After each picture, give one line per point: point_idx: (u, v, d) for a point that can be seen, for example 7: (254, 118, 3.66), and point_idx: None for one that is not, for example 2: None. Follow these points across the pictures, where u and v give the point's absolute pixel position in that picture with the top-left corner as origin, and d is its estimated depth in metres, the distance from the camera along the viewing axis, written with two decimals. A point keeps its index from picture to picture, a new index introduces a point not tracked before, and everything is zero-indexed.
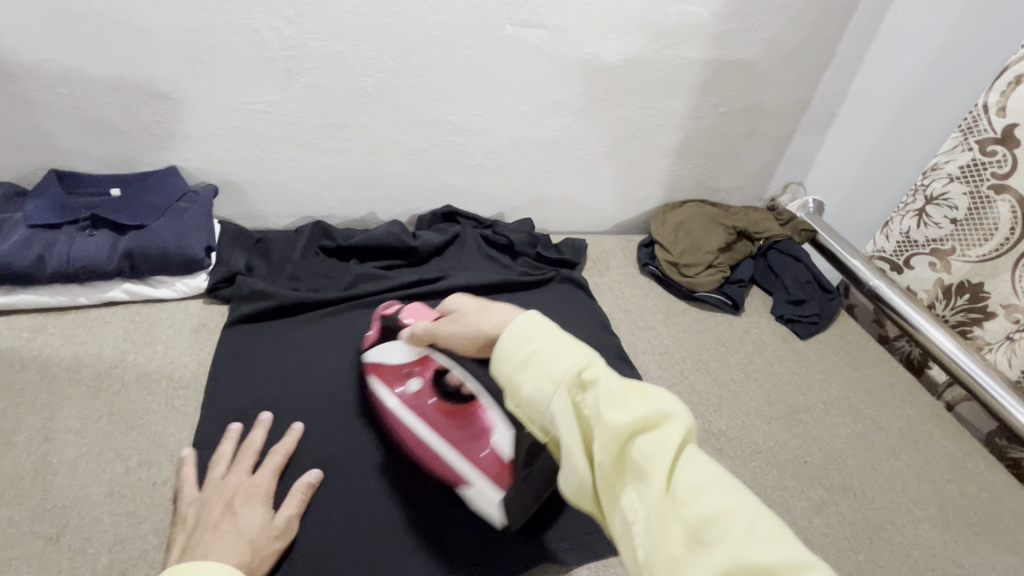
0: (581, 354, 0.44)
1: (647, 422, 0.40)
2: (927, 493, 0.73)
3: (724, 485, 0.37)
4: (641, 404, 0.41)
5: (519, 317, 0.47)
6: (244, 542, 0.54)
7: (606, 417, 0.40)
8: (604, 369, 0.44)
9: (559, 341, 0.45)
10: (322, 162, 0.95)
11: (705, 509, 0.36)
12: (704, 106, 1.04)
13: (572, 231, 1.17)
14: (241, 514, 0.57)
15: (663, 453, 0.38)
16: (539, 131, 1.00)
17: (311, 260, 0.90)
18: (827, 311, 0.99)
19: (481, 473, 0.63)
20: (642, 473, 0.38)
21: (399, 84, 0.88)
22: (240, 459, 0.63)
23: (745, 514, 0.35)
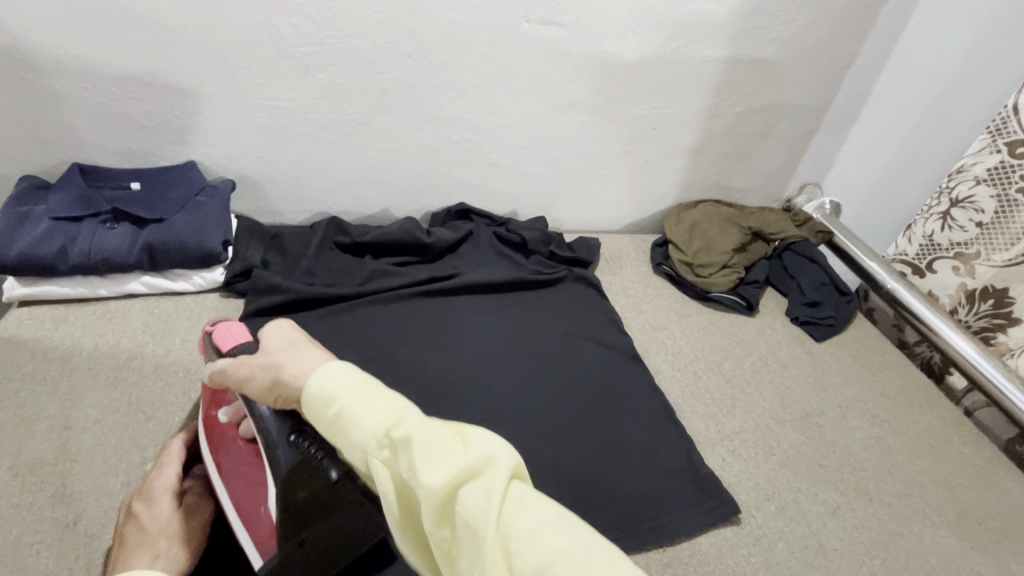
0: (391, 412, 0.45)
1: (466, 475, 0.42)
2: (945, 499, 0.72)
3: (543, 523, 0.41)
4: (462, 454, 0.43)
5: (325, 372, 0.48)
6: (150, 538, 0.54)
7: (425, 479, 0.42)
8: (414, 423, 0.45)
9: (369, 403, 0.46)
10: (337, 158, 0.95)
11: (536, 555, 0.39)
12: (721, 105, 1.03)
13: (585, 230, 1.17)
14: (145, 512, 0.56)
15: (485, 502, 0.41)
16: (555, 129, 0.99)
17: (326, 256, 0.91)
18: (844, 313, 0.98)
19: (252, 535, 0.56)
20: (471, 529, 0.41)
21: (416, 82, 0.89)
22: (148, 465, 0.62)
23: (569, 553, 0.39)
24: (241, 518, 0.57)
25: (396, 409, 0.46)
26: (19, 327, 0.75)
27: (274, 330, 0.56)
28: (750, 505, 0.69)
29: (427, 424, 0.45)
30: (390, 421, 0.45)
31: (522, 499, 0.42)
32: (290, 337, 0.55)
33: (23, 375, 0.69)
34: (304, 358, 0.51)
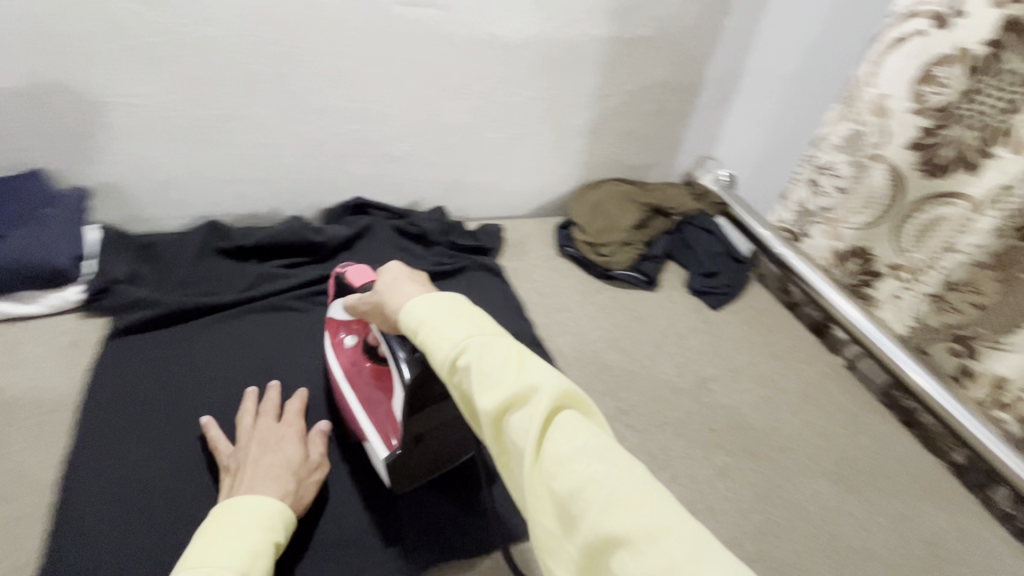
0: (460, 336, 0.44)
1: (513, 399, 0.39)
2: (824, 449, 0.77)
3: (591, 456, 0.36)
4: (513, 375, 0.40)
5: (415, 297, 0.49)
6: (288, 473, 0.60)
7: (477, 399, 0.40)
8: (478, 348, 0.43)
9: (441, 326, 0.45)
10: (211, 157, 0.88)
11: (574, 488, 0.35)
12: (611, 83, 1.03)
13: (494, 216, 1.16)
14: (279, 449, 0.62)
15: (529, 425, 0.38)
16: (445, 115, 0.97)
17: (207, 263, 0.85)
18: (738, 281, 1.02)
19: (379, 439, 0.66)
20: (519, 456, 0.38)
21: (286, 70, 0.83)
22: (263, 411, 0.68)
23: (609, 486, 0.34)
24: (368, 426, 0.67)
25: (459, 334, 0.44)
26: None
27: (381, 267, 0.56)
28: None
29: (485, 347, 0.42)
30: (452, 345, 0.43)
31: (577, 431, 0.37)
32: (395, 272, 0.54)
33: None
34: (400, 292, 0.51)
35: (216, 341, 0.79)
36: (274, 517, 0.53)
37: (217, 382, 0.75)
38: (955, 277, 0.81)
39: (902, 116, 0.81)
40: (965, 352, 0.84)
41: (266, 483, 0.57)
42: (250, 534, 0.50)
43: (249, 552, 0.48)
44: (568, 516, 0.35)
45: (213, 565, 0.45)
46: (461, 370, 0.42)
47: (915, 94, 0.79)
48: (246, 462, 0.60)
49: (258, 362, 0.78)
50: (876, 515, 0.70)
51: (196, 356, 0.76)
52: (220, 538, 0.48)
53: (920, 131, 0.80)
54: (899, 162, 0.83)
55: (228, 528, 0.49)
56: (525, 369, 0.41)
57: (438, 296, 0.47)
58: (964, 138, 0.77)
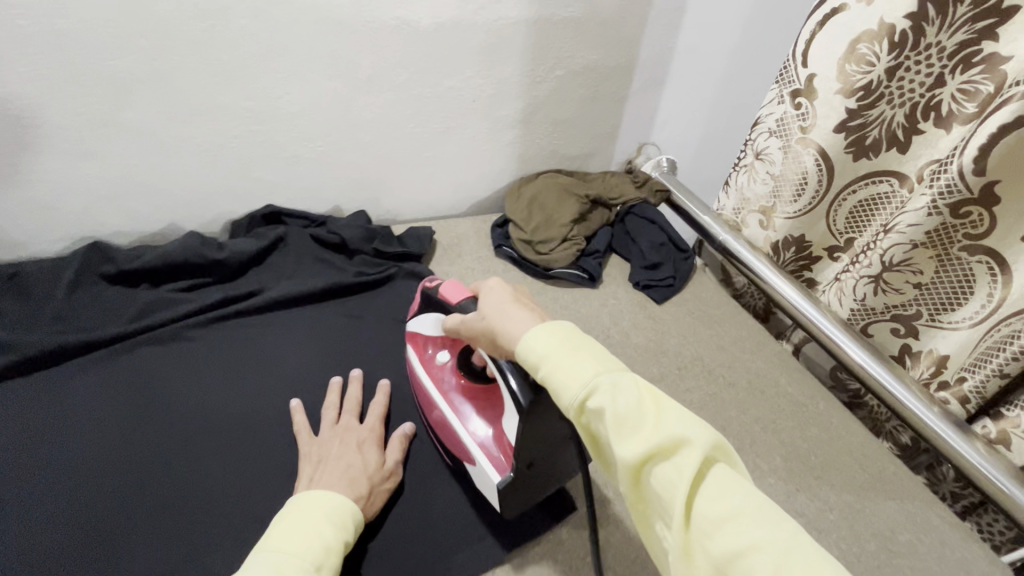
0: (588, 376, 0.43)
1: (657, 450, 0.40)
2: (773, 445, 0.74)
3: (749, 518, 0.36)
4: (654, 424, 0.41)
5: (533, 329, 0.49)
6: (362, 476, 0.63)
7: (617, 447, 0.41)
8: (609, 391, 0.42)
9: (567, 363, 0.45)
10: (84, 170, 0.77)
11: (730, 550, 0.35)
12: (541, 70, 0.96)
13: (427, 216, 1.08)
14: (361, 452, 0.67)
15: (676, 480, 0.38)
16: (359, 111, 0.87)
17: (86, 292, 0.75)
18: (682, 271, 0.99)
19: (487, 459, 0.64)
20: (664, 507, 0.39)
21: (163, 67, 0.72)
22: (346, 408, 0.72)
23: (770, 551, 0.34)
24: (476, 446, 0.65)
25: (589, 375, 0.44)
26: None
27: (488, 291, 0.57)
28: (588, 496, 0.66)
29: (620, 391, 0.42)
30: (583, 387, 0.43)
31: (729, 487, 0.38)
32: (501, 301, 0.54)
33: None
34: (512, 319, 0.51)
35: (95, 385, 0.71)
36: (346, 516, 0.57)
37: (94, 434, 0.67)
38: (893, 259, 0.78)
39: (829, 97, 0.78)
40: (907, 331, 0.83)
41: (338, 482, 0.61)
42: (325, 528, 0.54)
43: (321, 547, 0.52)
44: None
45: (290, 553, 0.50)
46: (591, 412, 0.43)
47: (841, 73, 0.76)
48: (325, 458, 0.65)
49: (145, 406, 0.70)
50: (825, 511, 0.68)
51: (71, 405, 0.69)
52: (300, 530, 0.53)
53: (847, 112, 0.77)
54: (828, 147, 0.81)
55: (308, 520, 0.54)
56: (661, 415, 0.41)
57: (559, 330, 0.47)
58: (887, 116, 0.76)
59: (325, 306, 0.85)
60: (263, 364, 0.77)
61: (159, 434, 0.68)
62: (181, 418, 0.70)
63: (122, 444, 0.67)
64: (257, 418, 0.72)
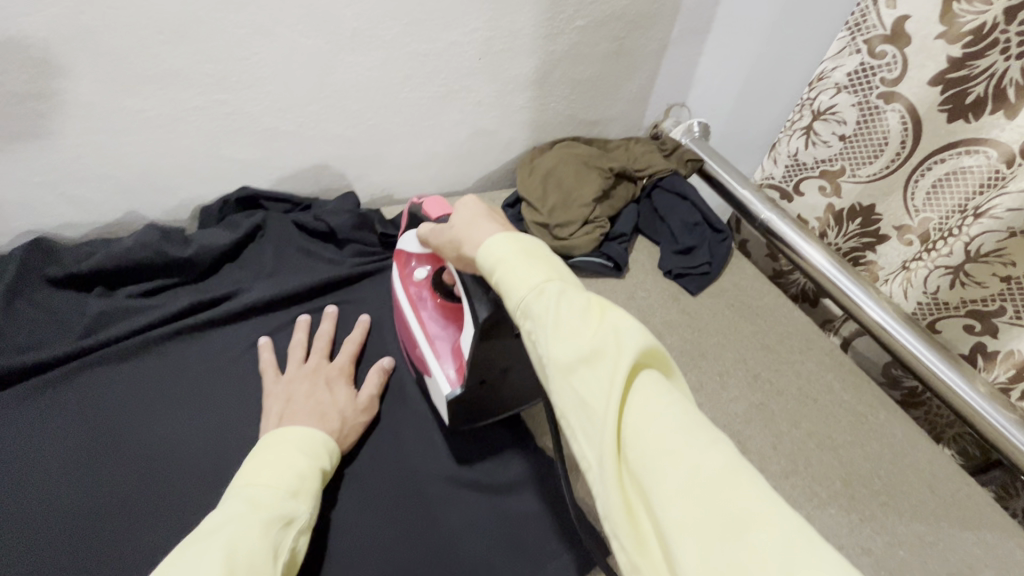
0: (540, 278, 0.39)
1: (594, 352, 0.36)
2: (831, 467, 0.65)
3: (677, 425, 0.33)
4: (594, 329, 0.37)
5: (497, 234, 0.44)
6: (334, 413, 0.61)
7: (551, 349, 0.37)
8: (553, 293, 0.39)
9: (519, 264, 0.41)
10: (19, 153, 0.64)
11: (652, 452, 0.32)
12: (558, 19, 0.81)
13: (426, 194, 0.95)
14: (331, 391, 0.64)
15: (607, 384, 0.34)
16: (341, 74, 0.73)
17: (31, 296, 0.64)
18: (718, 255, 0.86)
19: (441, 371, 0.61)
20: (588, 412, 0.35)
21: (93, 22, 0.58)
22: (315, 347, 0.69)
23: (696, 457, 0.31)
24: (435, 358, 0.63)
25: (539, 277, 0.39)
26: None
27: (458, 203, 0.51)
28: None
29: (565, 295, 0.38)
30: (530, 287, 0.39)
31: (658, 393, 0.35)
32: (473, 210, 0.49)
33: None
34: (474, 228, 0.47)
35: (33, 417, 0.59)
36: (318, 447, 0.55)
37: (32, 477, 0.56)
38: (980, 248, 0.66)
39: (927, 43, 0.66)
40: (983, 329, 0.72)
41: (309, 418, 0.58)
42: (297, 458, 0.51)
43: (295, 476, 0.50)
44: (644, 486, 0.32)
45: (266, 482, 0.47)
46: (532, 315, 0.39)
47: (946, 13, 0.64)
48: (293, 394, 0.62)
49: (96, 439, 0.59)
50: (895, 547, 0.59)
51: (2, 449, 0.57)
52: (269, 461, 0.50)
53: (948, 62, 0.65)
54: (919, 102, 0.69)
55: (273, 450, 0.51)
56: (603, 320, 0.38)
57: (513, 234, 0.44)
58: (999, 68, 0.62)
59: (312, 306, 0.74)
60: (244, 376, 0.67)
61: (113, 473, 0.57)
62: (142, 451, 0.59)
63: (70, 487, 0.56)
64: (234, 442, 0.61)
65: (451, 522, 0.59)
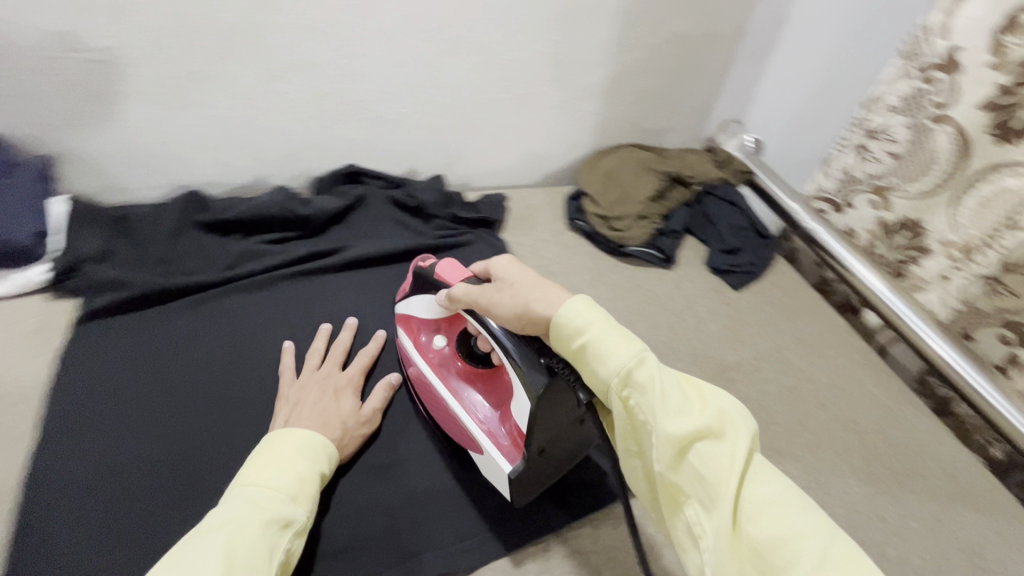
0: (636, 354, 0.46)
1: (706, 431, 0.44)
2: (854, 447, 0.71)
3: (785, 503, 0.41)
4: (702, 411, 0.45)
5: (575, 300, 0.50)
6: (336, 422, 0.62)
7: (665, 424, 0.44)
8: (656, 370, 0.46)
9: (616, 337, 0.48)
10: (186, 119, 0.79)
11: (769, 529, 0.40)
12: (631, 37, 0.92)
13: (497, 185, 1.06)
14: (337, 400, 0.65)
15: (723, 464, 0.42)
16: (443, 73, 0.86)
17: (185, 238, 0.79)
18: (762, 257, 0.94)
19: (494, 444, 0.59)
20: (705, 484, 0.43)
21: (262, 20, 0.73)
22: (330, 355, 0.71)
23: (808, 536, 0.39)
24: (482, 430, 0.60)
25: (639, 353, 0.47)
26: None
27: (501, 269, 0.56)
28: None
29: (666, 375, 0.46)
30: (635, 359, 0.46)
31: (763, 473, 0.43)
32: (532, 275, 0.54)
33: None
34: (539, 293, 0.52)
35: (103, 386, 0.65)
36: (319, 450, 0.56)
37: (104, 438, 0.60)
38: (1013, 258, 0.73)
39: (976, 71, 0.72)
40: (1016, 339, 0.77)
41: (313, 423, 0.60)
42: (298, 462, 0.53)
43: (295, 479, 0.51)
44: (765, 560, 0.39)
45: (268, 484, 0.49)
46: (636, 388, 0.46)
47: (996, 45, 0.70)
48: (301, 400, 0.64)
49: (126, 411, 0.63)
50: (908, 519, 0.65)
51: (161, 351, 0.69)
52: (272, 463, 0.51)
53: (994, 88, 0.71)
54: (967, 124, 0.75)
55: (277, 455, 0.53)
56: (704, 403, 0.46)
57: (593, 300, 0.50)
58: None
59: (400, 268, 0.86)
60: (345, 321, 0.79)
61: (144, 442, 0.61)
62: (204, 408, 0.65)
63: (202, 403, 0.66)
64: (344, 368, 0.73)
65: (436, 476, 0.66)
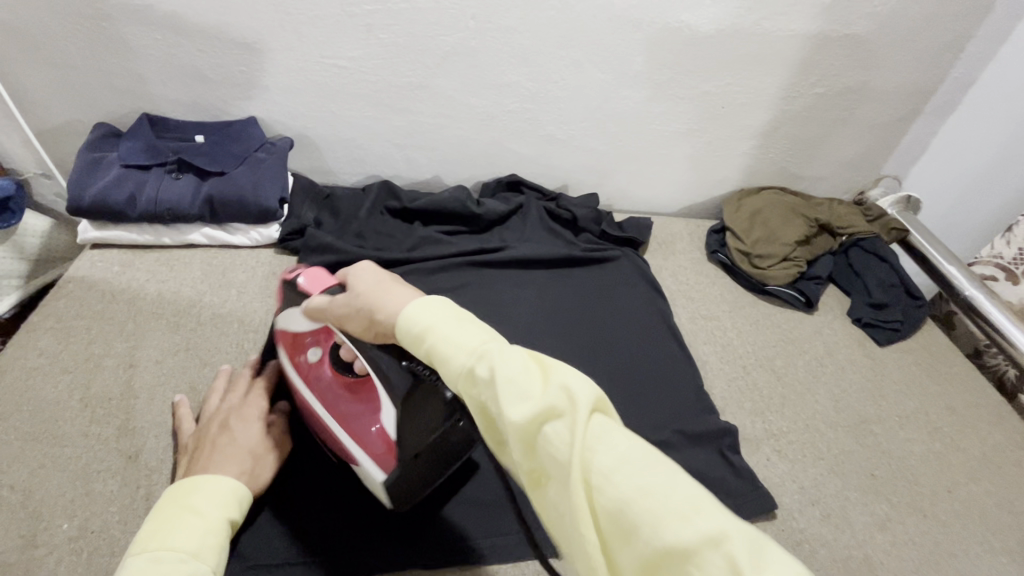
0: (475, 342, 0.38)
1: (545, 409, 0.35)
2: (1009, 526, 0.68)
3: (637, 462, 0.32)
4: (542, 386, 0.35)
5: (414, 304, 0.42)
6: (244, 454, 0.57)
7: (505, 413, 0.35)
8: (497, 354, 0.37)
9: (455, 328, 0.40)
10: (395, 122, 0.93)
11: (620, 498, 0.31)
12: (800, 85, 0.95)
13: (639, 209, 1.12)
14: (236, 430, 0.59)
15: (566, 441, 0.33)
16: (616, 103, 0.94)
17: (377, 219, 0.91)
18: (913, 318, 0.91)
19: (368, 455, 0.58)
20: (555, 468, 0.34)
21: (478, 45, 0.85)
22: (228, 392, 0.65)
23: (660, 495, 0.30)
24: (355, 441, 0.59)
25: (475, 341, 0.38)
26: (91, 268, 0.79)
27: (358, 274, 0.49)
28: (792, 507, 0.67)
29: (503, 353, 0.37)
30: (471, 352, 0.38)
31: (614, 433, 0.33)
32: (377, 278, 0.48)
33: (95, 314, 0.73)
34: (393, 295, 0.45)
35: None
36: (228, 498, 0.50)
37: None
38: None
39: None
40: None
41: (217, 462, 0.55)
42: (202, 513, 0.47)
43: (200, 534, 0.45)
44: (627, 537, 0.30)
45: (164, 545, 0.43)
46: (480, 380, 0.37)
47: None
48: (198, 445, 0.58)
49: None
50: None
51: None
52: (175, 517, 0.46)
53: None
54: None
55: (177, 506, 0.47)
56: (547, 375, 0.36)
57: (439, 298, 0.42)
58: None
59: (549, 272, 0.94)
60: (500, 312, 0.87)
61: None
62: None
63: None
64: None
65: None
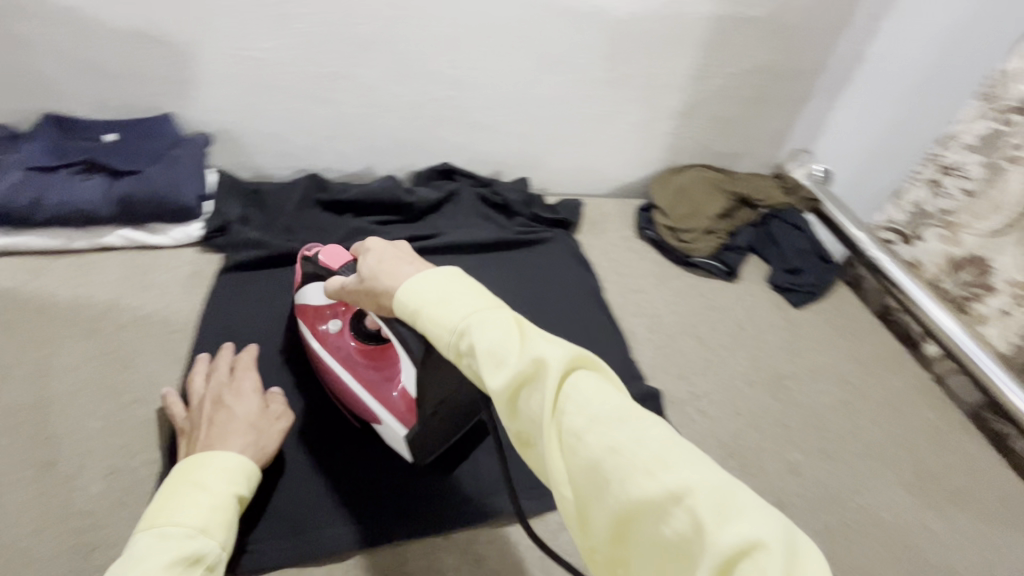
0: (456, 318, 0.39)
1: (522, 377, 0.35)
2: (905, 461, 0.75)
3: (609, 421, 0.33)
4: (517, 354, 0.36)
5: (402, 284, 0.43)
6: (245, 427, 0.57)
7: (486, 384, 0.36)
8: (477, 326, 0.38)
9: (439, 303, 0.40)
10: (318, 113, 0.92)
11: (592, 457, 0.33)
12: (712, 65, 0.99)
13: (572, 192, 1.15)
14: (235, 405, 0.59)
15: (543, 408, 0.34)
16: (539, 89, 0.96)
17: (306, 212, 0.90)
18: (825, 280, 0.98)
19: (391, 412, 0.61)
20: (536, 432, 0.35)
21: (396, 34, 0.85)
22: (215, 371, 0.64)
23: (629, 451, 0.32)
24: (377, 401, 0.62)
25: (458, 316, 0.39)
26: None
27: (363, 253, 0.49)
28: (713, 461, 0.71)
29: (481, 325, 0.38)
30: (453, 329, 0.39)
31: (588, 395, 0.35)
32: (378, 256, 0.48)
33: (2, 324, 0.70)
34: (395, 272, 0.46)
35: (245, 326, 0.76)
36: (237, 473, 0.51)
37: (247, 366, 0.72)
38: None
39: None
40: None
41: (219, 439, 0.54)
42: (209, 488, 0.48)
43: (208, 508, 0.46)
44: (599, 491, 0.32)
45: (173, 520, 0.44)
46: (465, 353, 0.38)
47: None
48: (197, 423, 0.57)
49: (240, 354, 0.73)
50: (954, 534, 0.68)
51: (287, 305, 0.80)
52: (181, 492, 0.47)
53: None
54: None
55: (184, 481, 0.48)
56: (526, 342, 0.37)
57: (425, 274, 0.42)
58: None
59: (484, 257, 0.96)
60: None
61: None
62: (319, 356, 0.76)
63: None
64: None
65: None
